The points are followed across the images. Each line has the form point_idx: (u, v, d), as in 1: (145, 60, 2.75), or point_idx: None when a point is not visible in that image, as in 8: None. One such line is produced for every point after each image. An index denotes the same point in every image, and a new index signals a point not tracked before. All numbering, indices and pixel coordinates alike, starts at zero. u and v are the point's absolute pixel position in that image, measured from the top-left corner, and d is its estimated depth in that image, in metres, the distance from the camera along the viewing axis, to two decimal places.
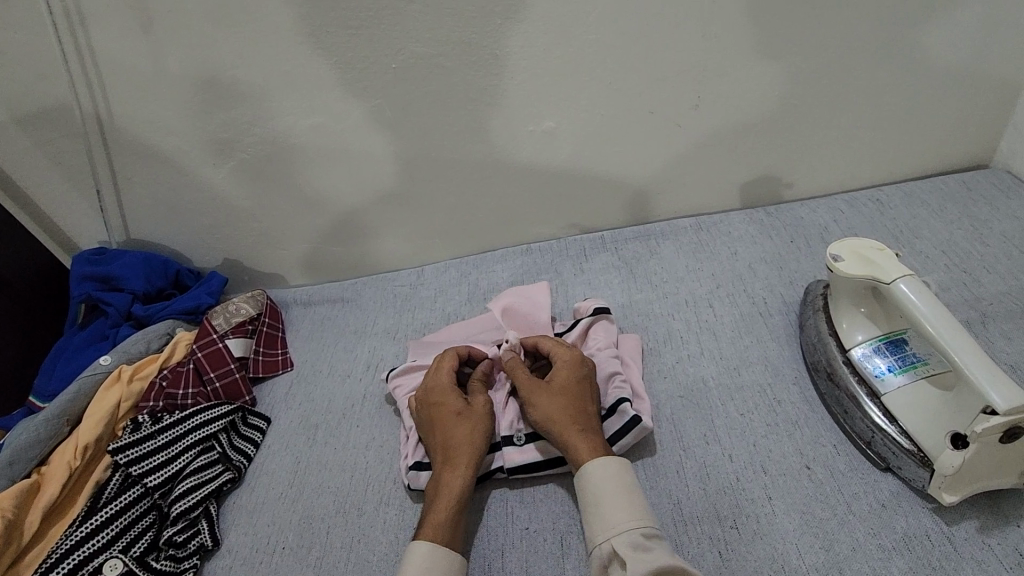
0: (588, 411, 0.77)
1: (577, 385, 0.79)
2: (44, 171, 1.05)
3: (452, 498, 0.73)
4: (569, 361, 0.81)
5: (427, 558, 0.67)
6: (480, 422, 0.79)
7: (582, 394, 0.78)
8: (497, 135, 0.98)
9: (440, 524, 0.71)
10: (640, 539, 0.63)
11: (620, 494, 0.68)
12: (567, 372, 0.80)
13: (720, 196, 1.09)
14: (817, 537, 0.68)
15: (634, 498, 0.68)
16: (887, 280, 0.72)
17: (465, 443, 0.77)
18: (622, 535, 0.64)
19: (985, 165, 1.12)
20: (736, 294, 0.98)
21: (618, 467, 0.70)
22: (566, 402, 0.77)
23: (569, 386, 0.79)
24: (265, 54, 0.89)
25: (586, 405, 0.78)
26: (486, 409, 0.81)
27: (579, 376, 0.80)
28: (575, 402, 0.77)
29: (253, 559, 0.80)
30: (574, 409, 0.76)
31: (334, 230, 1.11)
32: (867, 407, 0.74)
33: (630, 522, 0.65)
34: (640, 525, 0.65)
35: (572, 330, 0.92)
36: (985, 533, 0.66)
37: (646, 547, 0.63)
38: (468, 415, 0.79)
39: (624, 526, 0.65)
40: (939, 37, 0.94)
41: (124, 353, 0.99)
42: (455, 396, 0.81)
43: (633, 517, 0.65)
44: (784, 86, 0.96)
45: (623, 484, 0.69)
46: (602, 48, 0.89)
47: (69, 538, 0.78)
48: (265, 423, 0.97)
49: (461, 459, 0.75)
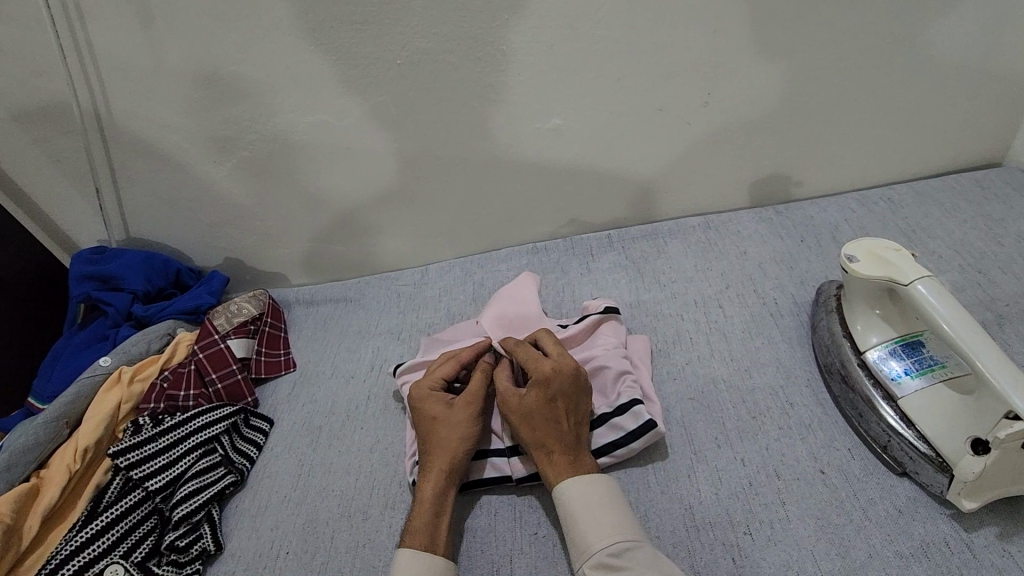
0: (562, 428, 0.74)
1: (551, 403, 0.75)
2: (42, 169, 1.03)
3: (428, 502, 0.72)
4: (539, 376, 0.77)
5: (410, 563, 0.66)
6: (458, 426, 0.77)
7: (557, 410, 0.75)
8: (504, 132, 0.96)
9: (422, 531, 0.70)
10: (609, 558, 0.63)
11: (596, 510, 0.67)
12: (537, 389, 0.76)
13: (729, 194, 1.08)
14: (833, 543, 0.67)
15: (606, 515, 0.67)
16: (905, 281, 0.70)
17: (445, 447, 0.76)
18: (592, 558, 0.64)
19: (998, 164, 1.11)
20: (745, 294, 0.97)
21: (588, 487, 0.69)
22: (534, 423, 0.75)
23: (538, 405, 0.75)
24: (268, 50, 0.87)
25: (560, 422, 0.74)
26: (472, 413, 0.78)
27: (551, 391, 0.75)
28: (546, 422, 0.74)
29: (257, 564, 0.79)
30: (543, 429, 0.74)
31: (337, 228, 1.09)
32: (882, 410, 0.73)
33: (599, 542, 0.65)
34: (609, 543, 0.64)
35: (577, 323, 0.90)
36: (1005, 540, 0.65)
37: (616, 565, 0.63)
38: (445, 419, 0.78)
39: (593, 547, 0.65)
40: (953, 33, 0.92)
41: (124, 354, 0.97)
42: (438, 399, 0.80)
43: (603, 536, 0.65)
44: (796, 83, 0.94)
45: (594, 504, 0.68)
46: (612, 43, 0.88)
47: (69, 543, 0.76)
48: (268, 425, 0.96)
49: (439, 463, 0.75)
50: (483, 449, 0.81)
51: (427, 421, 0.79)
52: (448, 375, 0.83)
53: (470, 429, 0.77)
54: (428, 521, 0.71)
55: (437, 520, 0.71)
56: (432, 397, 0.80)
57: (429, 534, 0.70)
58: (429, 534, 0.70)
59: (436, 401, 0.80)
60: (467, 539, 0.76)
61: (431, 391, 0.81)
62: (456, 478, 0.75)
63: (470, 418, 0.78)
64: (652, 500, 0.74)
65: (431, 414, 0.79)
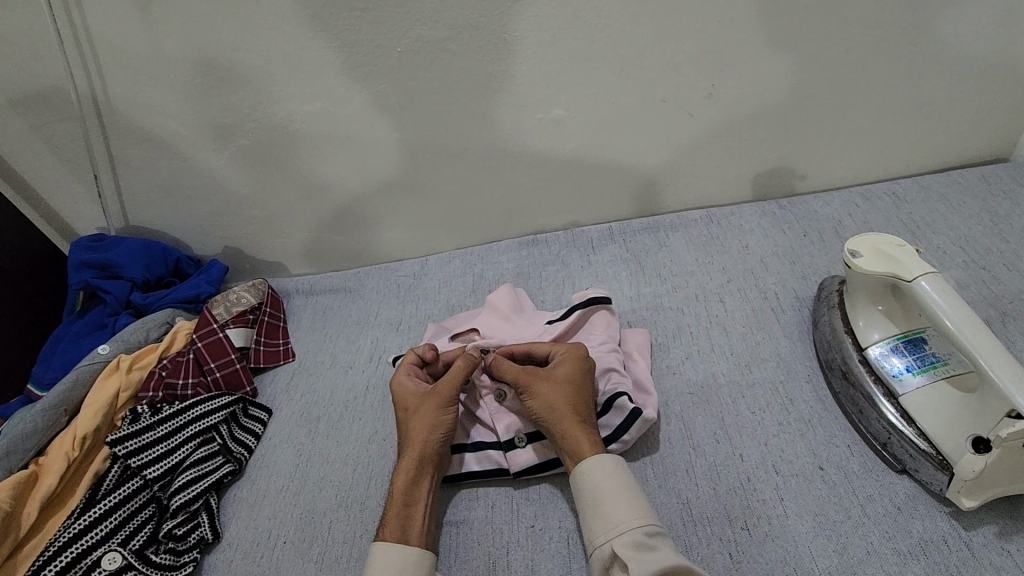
0: (587, 405, 0.76)
1: (582, 374, 0.77)
2: (40, 156, 1.03)
3: (398, 494, 0.72)
4: (571, 350, 0.79)
5: (386, 557, 0.66)
6: (426, 418, 0.76)
7: (585, 387, 0.77)
8: (506, 122, 0.95)
9: (402, 524, 0.69)
10: (644, 538, 0.63)
11: (629, 492, 0.67)
12: (571, 360, 0.78)
13: (731, 188, 1.07)
14: (830, 540, 0.67)
15: (639, 498, 0.67)
16: (908, 277, 0.70)
17: (413, 440, 0.75)
18: (625, 536, 0.63)
19: (1005, 159, 1.10)
20: (747, 289, 0.96)
21: (603, 474, 0.68)
22: (569, 391, 0.76)
23: (572, 376, 0.77)
24: (267, 37, 0.86)
25: (586, 400, 0.76)
26: (441, 403, 0.77)
27: (584, 367, 0.78)
28: (577, 391, 0.76)
29: (254, 553, 0.79)
30: (577, 396, 0.75)
31: (337, 218, 1.09)
32: (883, 407, 0.73)
33: (633, 521, 0.64)
34: (642, 523, 0.64)
35: (563, 321, 0.89)
36: (1004, 539, 0.65)
37: (649, 546, 0.62)
38: (418, 409, 0.78)
39: (628, 524, 0.64)
40: (963, 25, 0.90)
41: (123, 343, 0.97)
42: (411, 388, 0.81)
43: (634, 516, 0.65)
44: (800, 75, 0.93)
45: (607, 493, 0.67)
46: (614, 32, 0.86)
47: (68, 530, 0.76)
48: (266, 415, 0.96)
49: (408, 457, 0.74)
50: (465, 443, 0.81)
51: (401, 414, 0.79)
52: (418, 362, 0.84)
53: (438, 421, 0.76)
54: (399, 513, 0.70)
55: (407, 511, 0.71)
56: (411, 388, 0.81)
57: (401, 526, 0.69)
58: (402, 526, 0.69)
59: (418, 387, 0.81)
60: (463, 531, 0.76)
61: (407, 381, 0.82)
62: (426, 468, 0.74)
63: (439, 411, 0.77)
64: (650, 494, 0.74)
65: (404, 404, 0.79)
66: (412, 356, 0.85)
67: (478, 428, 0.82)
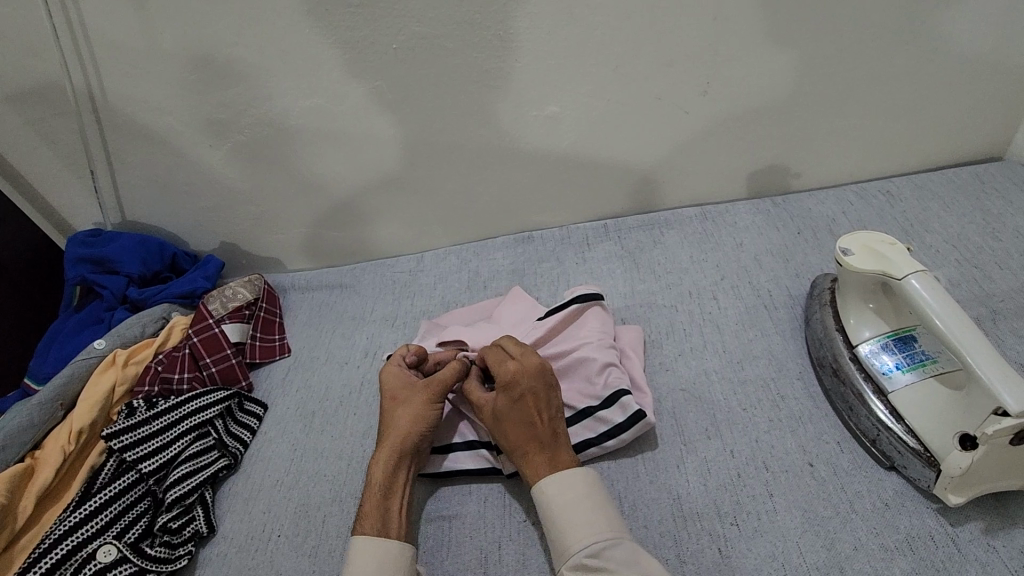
0: (536, 427, 0.74)
1: (518, 403, 0.75)
2: (37, 151, 1.03)
3: (377, 484, 0.72)
4: (502, 378, 0.77)
5: (367, 550, 0.67)
6: (411, 411, 0.78)
7: (526, 410, 0.75)
8: (504, 117, 0.95)
9: (378, 514, 0.70)
10: (586, 560, 0.63)
11: (573, 511, 0.67)
12: (505, 392, 0.76)
13: (726, 186, 1.07)
14: (819, 535, 0.68)
15: (585, 513, 0.67)
16: (897, 275, 0.70)
17: (397, 431, 0.76)
18: (571, 560, 0.65)
19: (999, 157, 1.10)
20: (741, 286, 0.96)
21: (552, 496, 0.69)
22: (511, 427, 0.74)
23: (507, 407, 0.75)
24: (264, 33, 0.86)
25: (533, 421, 0.74)
26: (431, 398, 0.79)
27: (518, 395, 0.75)
28: (519, 422, 0.74)
29: (249, 546, 0.80)
30: (523, 427, 0.74)
31: (333, 214, 1.09)
32: (873, 405, 0.73)
33: (577, 543, 0.65)
34: (587, 543, 0.65)
35: (556, 314, 0.89)
36: (990, 535, 0.65)
37: (593, 566, 0.63)
38: (405, 400, 0.79)
39: (572, 549, 0.65)
40: (959, 24, 0.90)
41: (119, 337, 0.97)
42: (400, 382, 0.82)
43: (578, 538, 0.65)
44: (795, 73, 0.93)
45: (550, 519, 0.68)
46: (610, 30, 0.86)
47: (63, 523, 0.77)
48: (262, 409, 0.97)
49: (388, 446, 0.75)
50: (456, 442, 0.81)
51: (387, 403, 0.80)
52: (408, 359, 0.86)
53: (425, 413, 0.77)
54: (379, 504, 0.71)
55: (388, 501, 0.72)
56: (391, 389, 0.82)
57: (379, 518, 0.70)
58: (381, 517, 0.70)
59: (400, 384, 0.82)
60: (456, 525, 0.76)
61: (395, 374, 0.83)
62: (406, 459, 0.75)
63: (430, 406, 0.78)
64: (640, 490, 0.75)
65: (392, 395, 0.80)
66: (399, 354, 0.86)
67: (469, 426, 0.82)
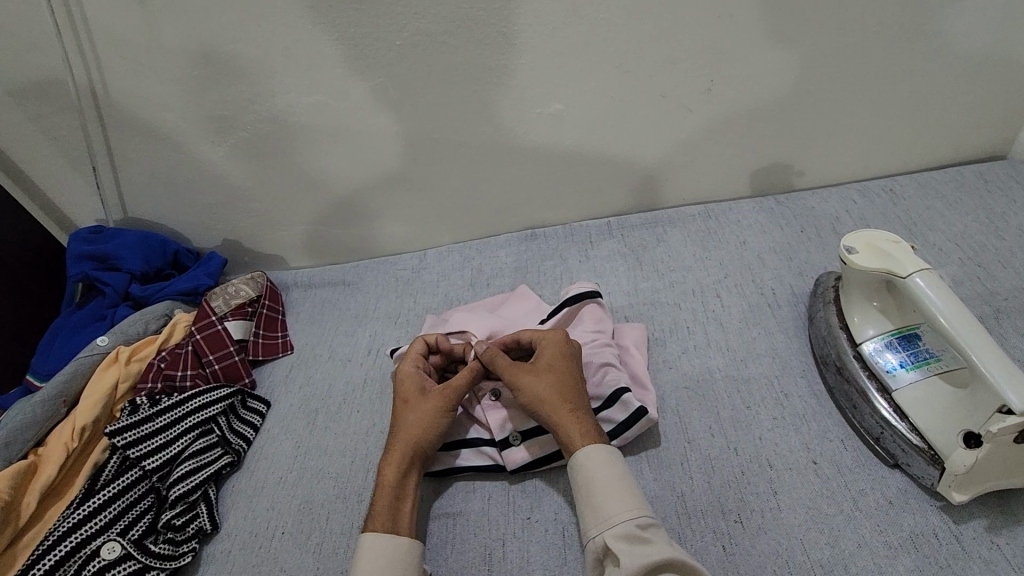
0: (581, 390, 0.76)
1: (567, 362, 0.78)
2: (39, 148, 1.03)
3: (388, 484, 0.72)
4: (552, 338, 0.80)
5: (376, 547, 0.67)
6: (424, 413, 0.77)
7: (573, 372, 0.77)
8: (506, 115, 0.95)
9: (391, 515, 0.70)
10: (636, 530, 0.62)
11: (620, 483, 0.66)
12: (553, 349, 0.79)
13: (729, 184, 1.07)
14: (822, 532, 0.68)
15: (630, 488, 0.66)
16: (902, 273, 0.70)
17: (409, 432, 0.76)
18: (616, 528, 0.63)
19: (1002, 156, 1.10)
20: (744, 285, 0.96)
21: (600, 463, 0.68)
22: (561, 386, 0.75)
23: (558, 365, 0.77)
24: (266, 30, 0.86)
25: (578, 383, 0.77)
26: (445, 404, 0.78)
27: (549, 365, 0.77)
28: (569, 382, 0.76)
29: (252, 543, 0.80)
30: (571, 388, 0.76)
31: (336, 211, 1.09)
32: (876, 402, 0.73)
33: (624, 513, 0.64)
34: (634, 515, 0.63)
35: (552, 317, 0.90)
36: (993, 533, 0.65)
37: (642, 537, 0.62)
38: (417, 403, 0.78)
39: (618, 517, 0.64)
40: (962, 22, 0.90)
41: (121, 335, 0.97)
42: (415, 382, 0.81)
43: (624, 508, 0.64)
44: (798, 71, 0.93)
45: (595, 486, 0.67)
46: (612, 28, 0.86)
47: (67, 520, 0.77)
48: (265, 406, 0.96)
49: (400, 449, 0.75)
50: (459, 440, 0.81)
51: (400, 404, 0.80)
52: (420, 354, 0.85)
53: (438, 417, 0.77)
54: (390, 505, 0.71)
55: (399, 502, 0.72)
56: (409, 379, 0.82)
57: (390, 517, 0.70)
58: (392, 517, 0.70)
59: (418, 379, 0.82)
60: (460, 522, 0.76)
61: (411, 371, 0.82)
62: (417, 462, 0.75)
63: (442, 412, 0.77)
64: (645, 487, 0.75)
65: (405, 396, 0.80)
66: (414, 348, 0.86)
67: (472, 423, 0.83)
